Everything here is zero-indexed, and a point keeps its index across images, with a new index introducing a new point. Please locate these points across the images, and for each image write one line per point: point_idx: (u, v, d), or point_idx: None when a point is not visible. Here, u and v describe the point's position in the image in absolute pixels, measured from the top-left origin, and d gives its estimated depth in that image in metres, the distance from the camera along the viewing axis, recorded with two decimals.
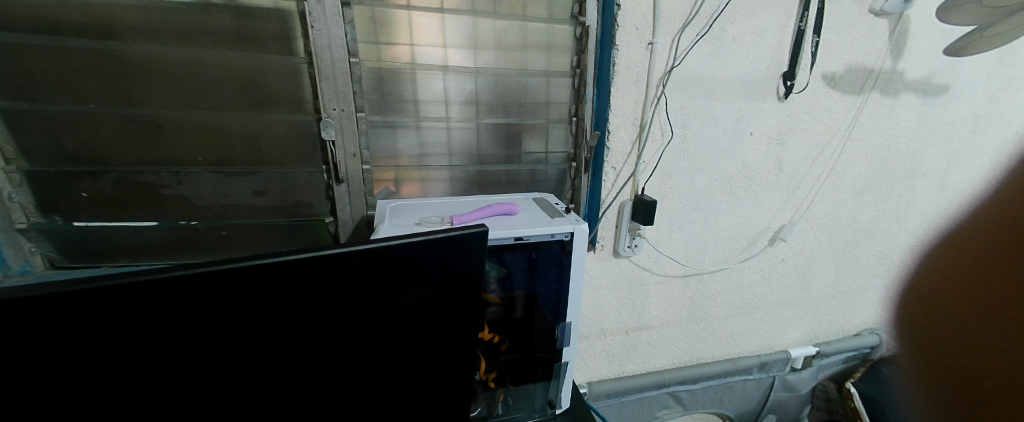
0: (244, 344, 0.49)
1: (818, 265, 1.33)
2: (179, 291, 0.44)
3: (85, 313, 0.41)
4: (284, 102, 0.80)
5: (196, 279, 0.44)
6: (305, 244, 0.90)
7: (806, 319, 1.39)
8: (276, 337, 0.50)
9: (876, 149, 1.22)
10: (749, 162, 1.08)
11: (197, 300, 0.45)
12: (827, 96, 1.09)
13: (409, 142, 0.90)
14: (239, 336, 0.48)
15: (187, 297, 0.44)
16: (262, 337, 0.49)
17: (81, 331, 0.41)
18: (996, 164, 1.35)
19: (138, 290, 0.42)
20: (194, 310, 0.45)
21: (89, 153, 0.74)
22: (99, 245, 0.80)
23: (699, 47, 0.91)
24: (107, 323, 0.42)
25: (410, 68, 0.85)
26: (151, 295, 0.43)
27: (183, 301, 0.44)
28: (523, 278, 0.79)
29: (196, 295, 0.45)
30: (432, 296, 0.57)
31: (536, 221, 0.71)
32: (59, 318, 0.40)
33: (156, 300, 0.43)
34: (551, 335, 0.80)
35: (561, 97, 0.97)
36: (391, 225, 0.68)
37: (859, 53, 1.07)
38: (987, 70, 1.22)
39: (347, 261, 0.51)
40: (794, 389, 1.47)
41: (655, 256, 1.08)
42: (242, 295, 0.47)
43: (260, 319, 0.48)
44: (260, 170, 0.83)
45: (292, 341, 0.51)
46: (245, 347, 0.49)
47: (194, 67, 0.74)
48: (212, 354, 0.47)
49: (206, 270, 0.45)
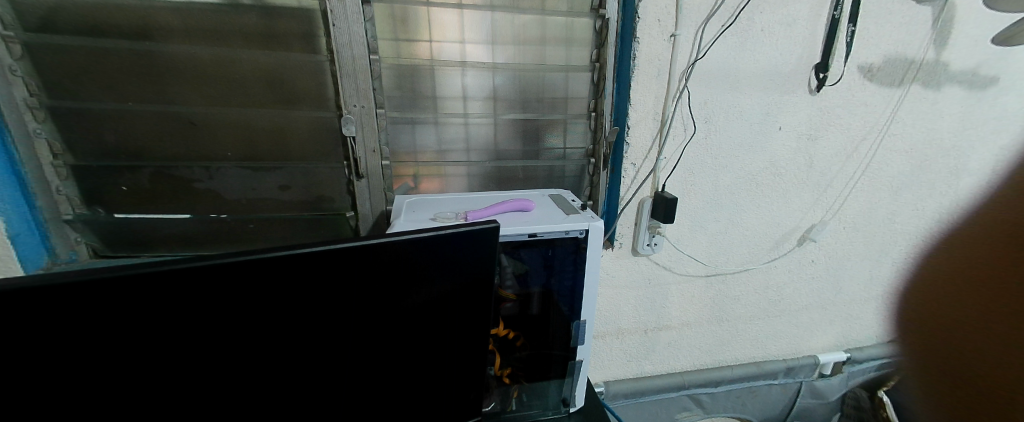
0: (266, 333, 0.51)
1: (851, 266, 1.27)
2: (207, 281, 0.46)
3: (121, 299, 0.43)
4: (308, 99, 0.82)
5: (221, 269, 0.46)
6: (327, 238, 0.93)
7: (837, 323, 1.33)
8: (296, 327, 0.52)
9: (917, 144, 1.15)
10: (777, 159, 1.04)
11: (223, 290, 0.47)
12: (864, 89, 1.04)
13: (428, 137, 0.91)
14: (263, 324, 0.50)
15: (214, 286, 0.47)
16: (283, 327, 0.51)
17: (116, 316, 0.44)
18: None
19: (169, 279, 0.45)
20: (220, 299, 0.47)
21: (128, 148, 0.78)
22: (138, 236, 0.85)
23: (724, 39, 0.88)
24: (139, 309, 0.44)
25: (428, 63, 0.86)
26: (179, 284, 0.45)
27: (211, 290, 0.47)
28: (539, 274, 0.79)
29: (222, 284, 0.47)
30: (447, 292, 0.58)
31: (551, 217, 0.71)
32: (98, 302, 0.43)
33: (186, 289, 0.45)
34: (566, 333, 0.80)
35: (580, 92, 0.95)
36: (408, 220, 0.69)
37: (899, 42, 1.01)
38: None
39: (365, 254, 0.52)
40: (823, 396, 1.41)
41: (676, 255, 1.06)
42: (265, 286, 0.49)
43: (282, 308, 0.50)
44: (285, 166, 0.85)
45: (311, 332, 0.53)
46: (267, 335, 0.51)
47: (224, 66, 0.77)
48: (237, 342, 0.50)
49: (230, 261, 0.46)
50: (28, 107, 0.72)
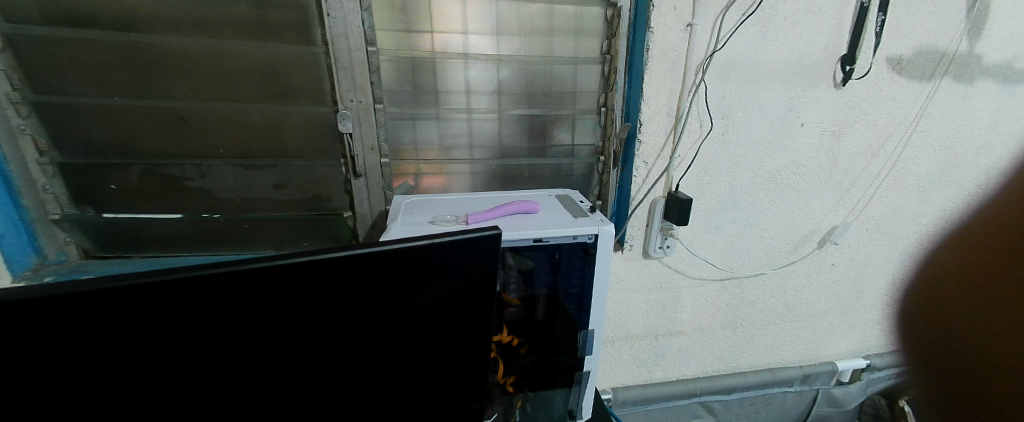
0: (242, 353, 0.46)
1: (873, 270, 1.21)
2: (173, 297, 0.41)
3: (76, 319, 0.39)
4: (302, 94, 0.78)
5: (199, 282, 0.42)
6: (324, 239, 0.89)
7: (856, 328, 1.28)
8: (275, 345, 0.47)
9: (945, 142, 1.09)
10: (798, 156, 0.99)
11: (192, 306, 0.42)
12: (890, 82, 0.99)
13: (429, 133, 0.87)
14: (242, 341, 0.46)
15: (191, 301, 0.42)
16: (261, 345, 0.46)
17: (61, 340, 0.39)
18: None
19: (131, 296, 0.40)
20: (199, 315, 0.43)
21: (117, 145, 0.75)
22: (129, 236, 0.82)
23: (745, 29, 0.83)
24: (98, 329, 0.40)
25: (429, 56, 0.82)
26: (142, 302, 0.40)
27: (178, 308, 0.42)
28: (545, 280, 0.75)
29: (200, 299, 0.42)
30: (442, 304, 0.54)
31: (557, 221, 0.66)
32: (48, 323, 0.38)
33: (150, 305, 0.41)
34: (573, 341, 0.76)
35: (589, 86, 0.90)
36: (404, 223, 0.65)
37: (929, 33, 0.96)
38: None
39: (362, 263, 0.48)
40: (841, 405, 1.34)
41: (689, 258, 1.01)
42: (240, 301, 0.44)
43: (271, 323, 0.46)
44: (280, 164, 0.82)
45: (293, 350, 0.48)
46: (244, 355, 0.46)
47: (214, 59, 0.73)
48: (210, 363, 0.45)
49: (209, 273, 0.42)
50: (11, 102, 0.69)
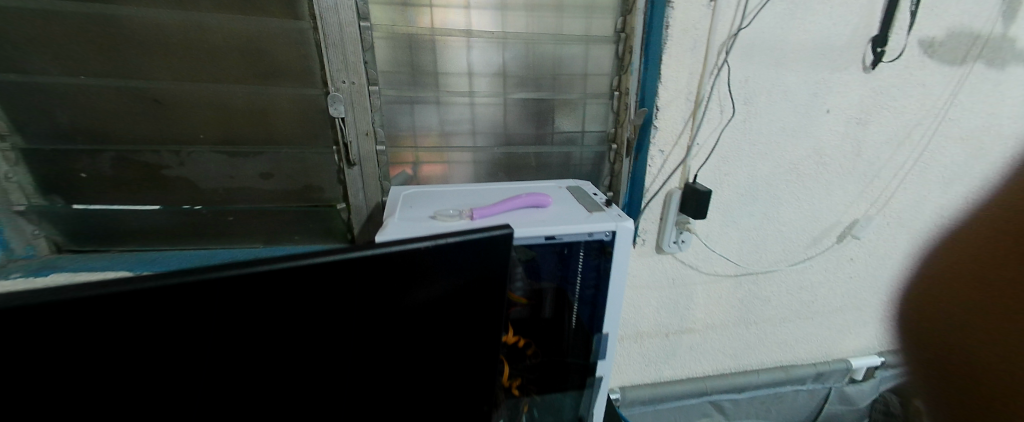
0: (212, 375, 0.39)
1: (892, 265, 1.16)
2: (127, 312, 0.34)
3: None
4: (288, 73, 0.71)
5: (155, 296, 0.35)
6: (317, 232, 0.83)
7: (872, 325, 1.23)
8: (252, 365, 0.40)
9: (975, 131, 1.03)
10: (821, 145, 0.93)
11: (151, 322, 0.35)
12: (922, 66, 0.92)
13: (429, 118, 0.81)
14: (212, 363, 0.38)
15: (148, 318, 0.35)
16: (235, 365, 0.39)
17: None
18: None
19: (73, 312, 0.32)
20: (157, 334, 0.36)
21: (86, 130, 0.69)
22: (104, 229, 0.76)
23: (772, 5, 0.76)
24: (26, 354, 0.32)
25: (429, 34, 0.75)
26: (88, 318, 0.33)
27: (133, 325, 0.35)
28: (555, 280, 0.70)
29: (156, 320, 0.35)
30: (446, 312, 0.48)
31: (570, 215, 0.61)
32: None
33: (98, 322, 0.33)
34: (584, 342, 0.72)
35: (601, 69, 0.84)
36: (402, 218, 0.59)
37: (964, 13, 0.89)
38: None
39: (354, 267, 0.41)
40: (854, 404, 1.30)
41: (704, 253, 0.95)
42: (212, 314, 0.37)
43: (258, 346, 0.40)
44: (265, 151, 0.75)
45: (274, 369, 0.41)
46: (214, 378, 0.39)
47: (191, 33, 0.66)
48: (172, 389, 0.38)
49: (168, 283, 0.35)
50: None
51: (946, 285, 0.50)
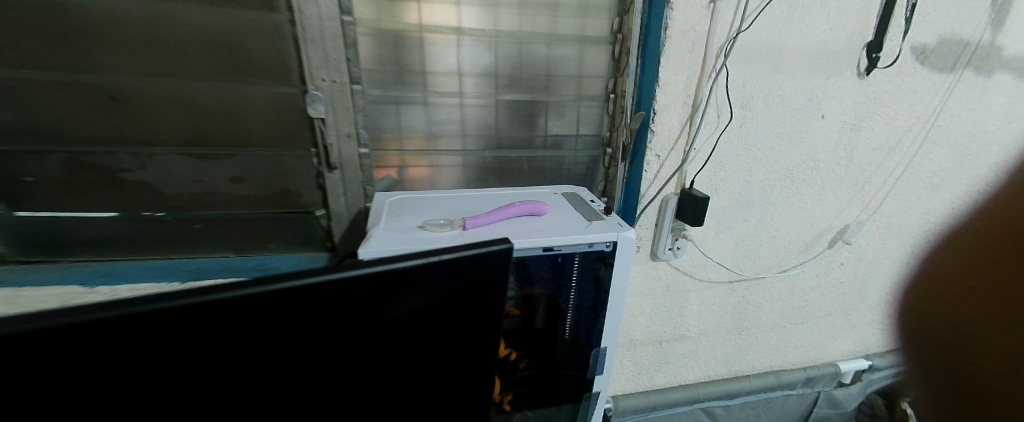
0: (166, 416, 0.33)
1: (880, 270, 1.17)
2: (59, 349, 0.28)
3: None
4: (263, 70, 0.66)
5: (89, 331, 0.29)
6: (294, 240, 0.78)
7: (859, 329, 1.24)
8: (215, 403, 0.35)
9: (961, 138, 1.04)
10: (815, 151, 0.92)
11: (89, 360, 0.29)
12: (913, 73, 0.92)
13: (415, 120, 0.76)
14: (165, 403, 0.33)
15: (93, 356, 0.29)
16: (195, 404, 0.34)
17: None
18: None
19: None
20: (90, 379, 0.30)
21: (31, 129, 0.62)
22: (53, 239, 0.69)
23: (772, 8, 0.74)
24: None
25: (417, 30, 0.71)
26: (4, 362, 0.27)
27: (66, 365, 0.29)
28: (546, 292, 0.68)
29: (96, 357, 0.29)
30: (439, 334, 0.44)
31: (568, 225, 0.58)
32: None
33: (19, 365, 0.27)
34: (579, 353, 0.69)
35: (596, 70, 0.81)
36: (388, 228, 0.55)
37: (955, 20, 0.89)
38: None
39: (334, 290, 0.37)
40: (841, 407, 1.31)
41: (698, 260, 0.93)
42: (166, 348, 0.32)
43: (223, 380, 0.35)
44: (237, 154, 0.70)
45: (241, 406, 0.36)
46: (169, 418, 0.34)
47: (155, 25, 0.61)
48: None
49: (106, 315, 0.29)
50: None
51: (973, 265, 0.45)
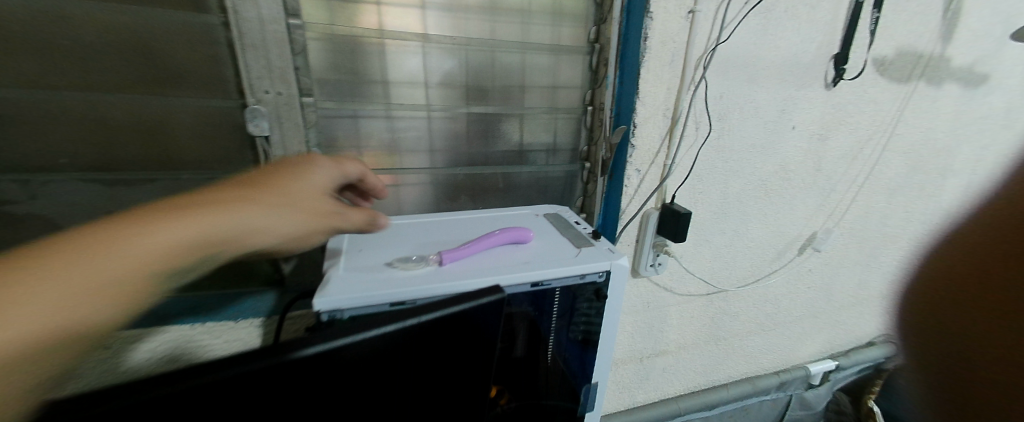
0: None
1: (844, 274, 1.20)
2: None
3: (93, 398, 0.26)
4: (192, 81, 0.57)
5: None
6: (235, 274, 0.68)
7: (825, 330, 1.27)
8: None
9: (914, 145, 1.08)
10: (787, 161, 0.92)
11: None
12: (874, 84, 0.94)
13: (375, 134, 0.68)
14: None
15: None
16: None
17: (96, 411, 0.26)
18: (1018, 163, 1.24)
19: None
20: None
21: None
22: None
23: (748, 20, 0.72)
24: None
25: (376, 36, 0.63)
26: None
27: None
28: (526, 314, 0.60)
29: None
30: (421, 399, 0.40)
31: (555, 254, 0.53)
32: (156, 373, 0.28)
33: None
34: (564, 379, 0.67)
35: (571, 81, 0.77)
36: (349, 269, 0.47)
37: (910, 34, 0.92)
38: None
39: (326, 363, 0.34)
40: (811, 407, 1.35)
41: (678, 274, 0.91)
42: None
43: None
44: (156, 178, 0.59)
45: None
46: None
47: (50, 25, 0.50)
48: None
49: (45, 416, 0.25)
50: None
51: None
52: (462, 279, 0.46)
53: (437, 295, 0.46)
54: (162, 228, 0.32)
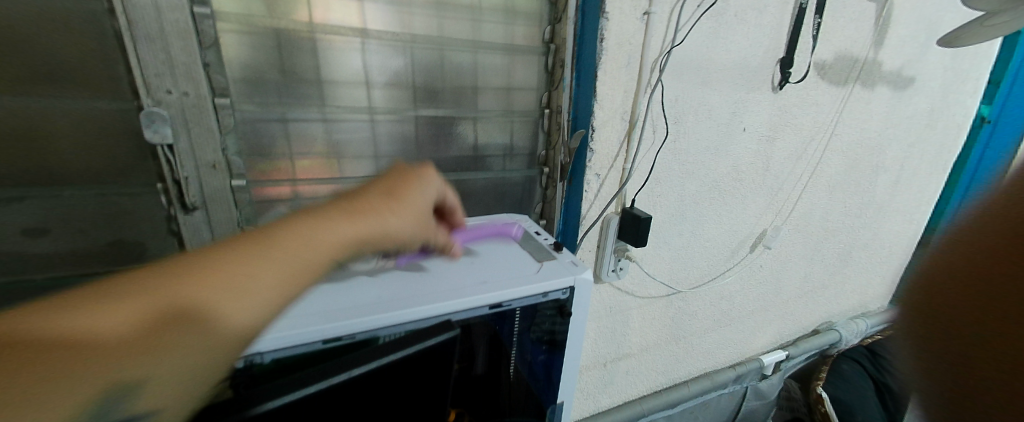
0: None
1: (791, 268, 1.26)
2: None
3: None
4: (73, 79, 0.48)
5: None
6: None
7: (775, 322, 1.33)
8: None
9: (851, 144, 1.15)
10: (739, 162, 0.94)
11: None
12: (816, 87, 0.98)
13: (309, 140, 0.61)
14: None
15: None
16: None
17: None
18: (936, 160, 1.35)
19: None
20: None
21: None
22: None
23: (702, 23, 0.72)
24: None
25: (306, 31, 0.56)
26: None
27: None
28: (486, 327, 0.57)
29: None
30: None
31: (515, 271, 0.49)
32: None
33: None
34: (527, 397, 0.64)
35: (527, 82, 0.73)
36: None
37: (848, 39, 0.96)
38: (945, 63, 1.17)
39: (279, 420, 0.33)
40: (764, 396, 1.41)
41: (639, 277, 0.91)
42: None
43: None
44: (27, 196, 0.50)
45: None
46: None
47: None
48: None
49: None
50: None
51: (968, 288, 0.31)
52: (409, 305, 0.41)
53: (381, 327, 0.40)
54: (335, 224, 0.35)
